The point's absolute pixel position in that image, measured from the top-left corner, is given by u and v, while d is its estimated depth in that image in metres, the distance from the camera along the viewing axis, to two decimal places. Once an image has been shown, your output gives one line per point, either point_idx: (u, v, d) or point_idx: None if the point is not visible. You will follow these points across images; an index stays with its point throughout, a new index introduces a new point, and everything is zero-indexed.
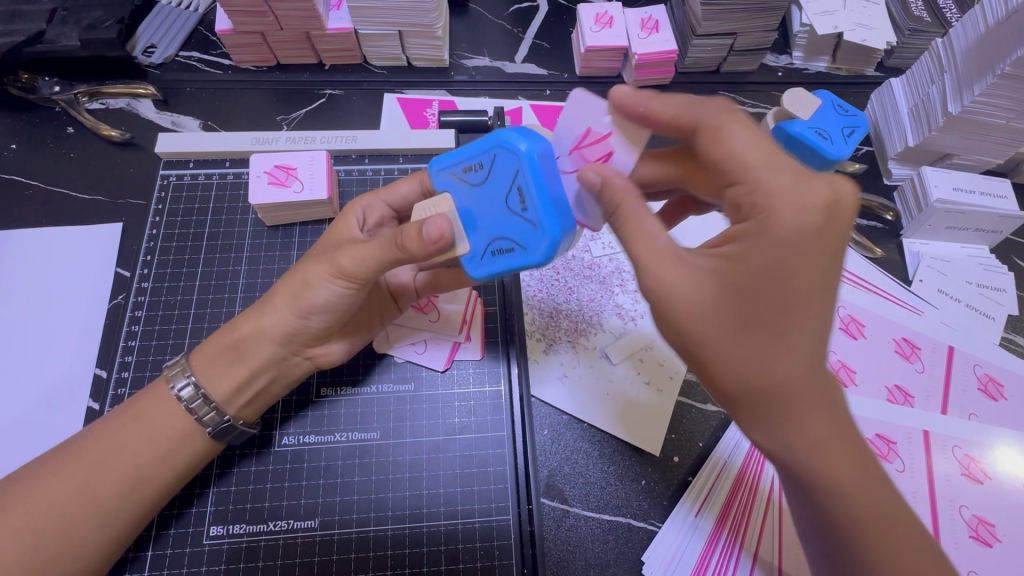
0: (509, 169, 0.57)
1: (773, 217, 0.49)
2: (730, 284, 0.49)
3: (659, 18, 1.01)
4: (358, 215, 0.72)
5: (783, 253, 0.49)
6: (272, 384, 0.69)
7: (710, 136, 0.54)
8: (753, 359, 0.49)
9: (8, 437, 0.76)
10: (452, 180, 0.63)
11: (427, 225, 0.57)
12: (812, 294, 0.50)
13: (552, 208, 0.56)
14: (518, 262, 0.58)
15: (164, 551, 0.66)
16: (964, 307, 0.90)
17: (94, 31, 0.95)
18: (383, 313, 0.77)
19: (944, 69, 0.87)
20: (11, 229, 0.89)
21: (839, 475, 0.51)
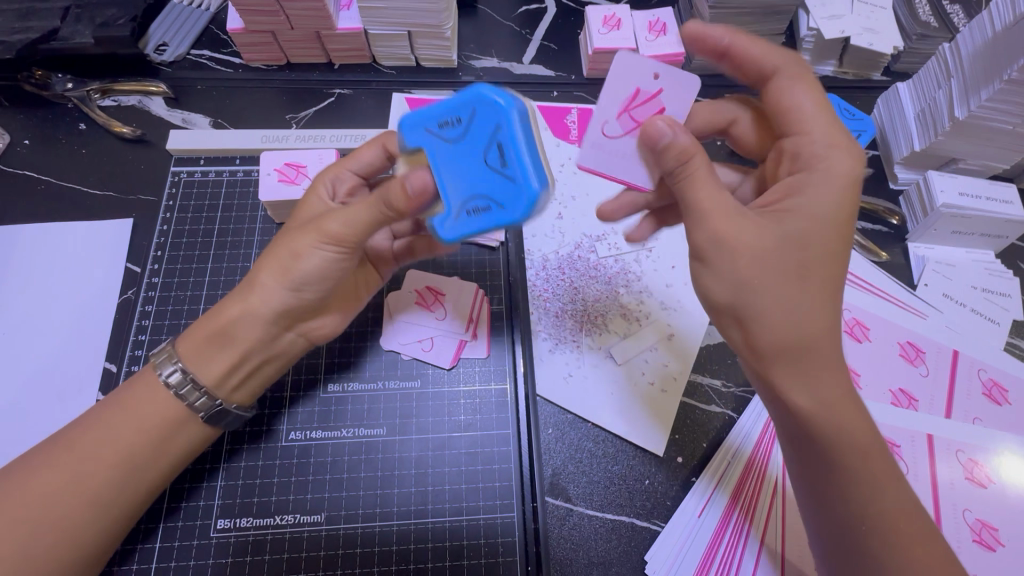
0: (488, 123, 0.56)
1: (824, 182, 0.57)
2: (777, 240, 0.56)
3: (666, 21, 1.02)
4: (327, 187, 0.73)
5: (821, 217, 0.56)
6: (265, 364, 0.68)
7: (778, 89, 0.62)
8: (796, 307, 0.55)
9: (18, 428, 0.77)
10: (427, 137, 0.60)
11: (410, 180, 0.59)
12: (839, 258, 0.57)
13: (530, 163, 0.55)
14: (494, 222, 0.57)
15: (172, 544, 0.67)
16: (969, 312, 0.90)
17: (107, 29, 0.96)
18: (367, 282, 0.78)
19: (951, 74, 0.88)
20: (23, 223, 0.90)
21: (852, 432, 0.57)
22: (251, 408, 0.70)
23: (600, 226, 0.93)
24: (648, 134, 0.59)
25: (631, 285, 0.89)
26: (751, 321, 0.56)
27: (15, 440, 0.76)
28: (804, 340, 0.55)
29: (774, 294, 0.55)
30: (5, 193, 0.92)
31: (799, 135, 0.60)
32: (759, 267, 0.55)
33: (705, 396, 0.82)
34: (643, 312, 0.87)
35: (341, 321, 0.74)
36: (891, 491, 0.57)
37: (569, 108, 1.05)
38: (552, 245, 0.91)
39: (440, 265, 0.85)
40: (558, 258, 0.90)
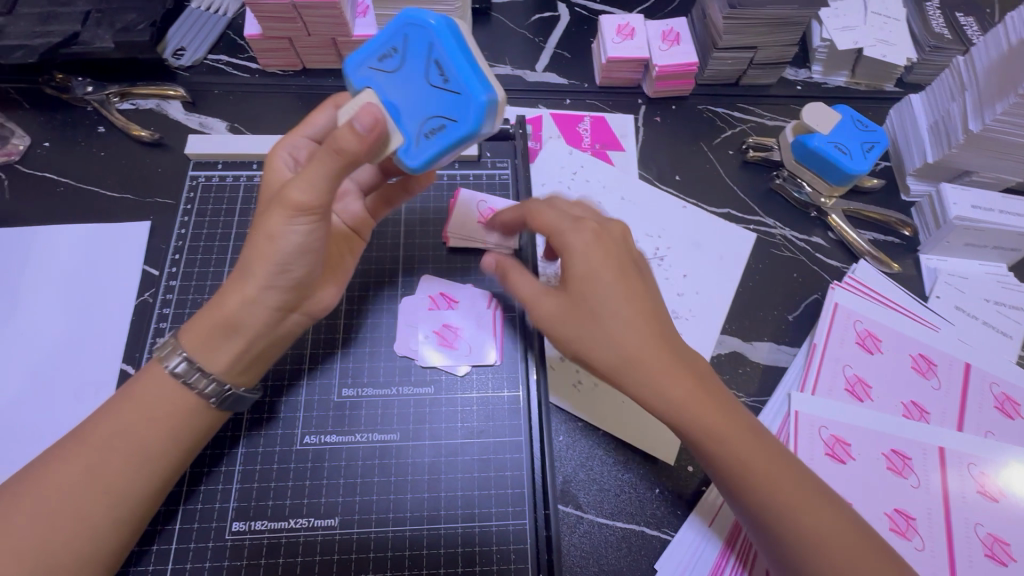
0: (426, 43, 0.60)
1: (587, 244, 0.65)
2: (579, 304, 0.64)
3: (679, 30, 1.02)
4: (287, 154, 0.74)
5: (589, 268, 0.64)
6: (269, 348, 0.69)
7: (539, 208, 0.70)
8: (608, 348, 0.63)
9: (37, 428, 0.78)
10: (372, 75, 0.63)
11: (357, 120, 0.57)
12: (579, 289, 0.64)
13: (474, 71, 0.58)
14: (454, 136, 0.60)
15: (187, 546, 0.68)
16: (981, 325, 0.90)
17: (127, 33, 0.97)
18: (349, 246, 0.80)
19: (966, 87, 0.88)
20: (42, 224, 0.92)
21: (728, 446, 0.62)
22: (256, 388, 0.72)
23: None
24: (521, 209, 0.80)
25: None
26: (609, 366, 0.63)
27: (33, 440, 0.77)
28: (659, 389, 0.63)
29: (597, 341, 0.63)
30: (25, 195, 0.93)
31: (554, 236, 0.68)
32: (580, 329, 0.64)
33: None
34: None
35: (337, 291, 0.76)
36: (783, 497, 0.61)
37: (582, 116, 1.06)
38: None
39: (453, 271, 0.86)
40: None
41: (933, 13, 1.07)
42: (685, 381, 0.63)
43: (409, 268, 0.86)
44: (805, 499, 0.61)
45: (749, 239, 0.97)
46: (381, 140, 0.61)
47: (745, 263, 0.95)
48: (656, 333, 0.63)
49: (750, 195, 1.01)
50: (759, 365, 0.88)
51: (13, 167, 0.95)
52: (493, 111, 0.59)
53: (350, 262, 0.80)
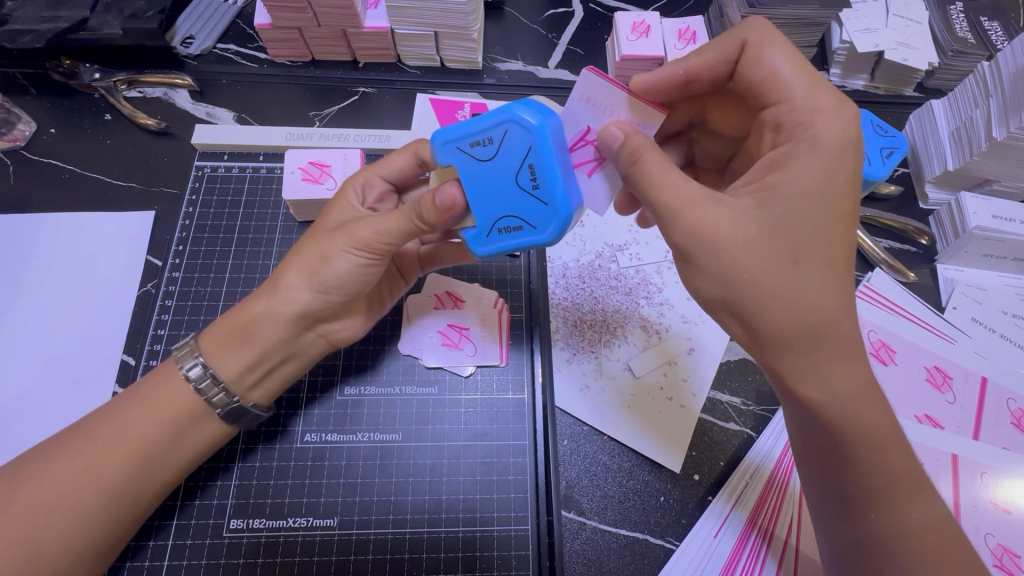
0: (523, 146, 0.56)
1: (819, 169, 0.53)
2: (771, 203, 0.53)
3: (696, 29, 1.01)
4: (356, 194, 0.72)
5: (818, 192, 0.53)
6: (285, 364, 0.68)
7: (750, 59, 0.59)
8: (796, 290, 0.52)
9: (30, 416, 0.77)
10: (458, 155, 0.60)
11: (438, 196, 0.59)
12: (814, 198, 0.53)
13: (566, 187, 0.57)
14: (530, 240, 0.59)
15: (184, 542, 0.67)
16: (999, 338, 0.88)
17: (135, 21, 0.96)
18: (393, 288, 0.78)
19: (990, 94, 0.86)
20: (46, 211, 0.91)
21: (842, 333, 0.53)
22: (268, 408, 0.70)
23: (622, 237, 0.93)
24: (604, 141, 0.57)
25: (651, 296, 0.88)
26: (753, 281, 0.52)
27: (31, 427, 0.76)
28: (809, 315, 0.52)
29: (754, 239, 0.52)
30: (28, 182, 0.93)
31: (782, 103, 0.58)
32: (753, 255, 0.52)
33: (724, 413, 0.81)
34: (663, 326, 0.86)
35: (361, 322, 0.74)
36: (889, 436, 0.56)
37: None
38: (572, 253, 0.91)
39: (460, 269, 0.85)
40: (579, 266, 0.90)
41: (956, 18, 1.05)
42: (815, 275, 0.53)
43: None
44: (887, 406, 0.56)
45: None
46: (455, 220, 0.61)
47: None
48: (813, 222, 0.53)
49: None
50: None
51: (17, 153, 0.94)
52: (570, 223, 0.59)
53: (390, 301, 0.78)
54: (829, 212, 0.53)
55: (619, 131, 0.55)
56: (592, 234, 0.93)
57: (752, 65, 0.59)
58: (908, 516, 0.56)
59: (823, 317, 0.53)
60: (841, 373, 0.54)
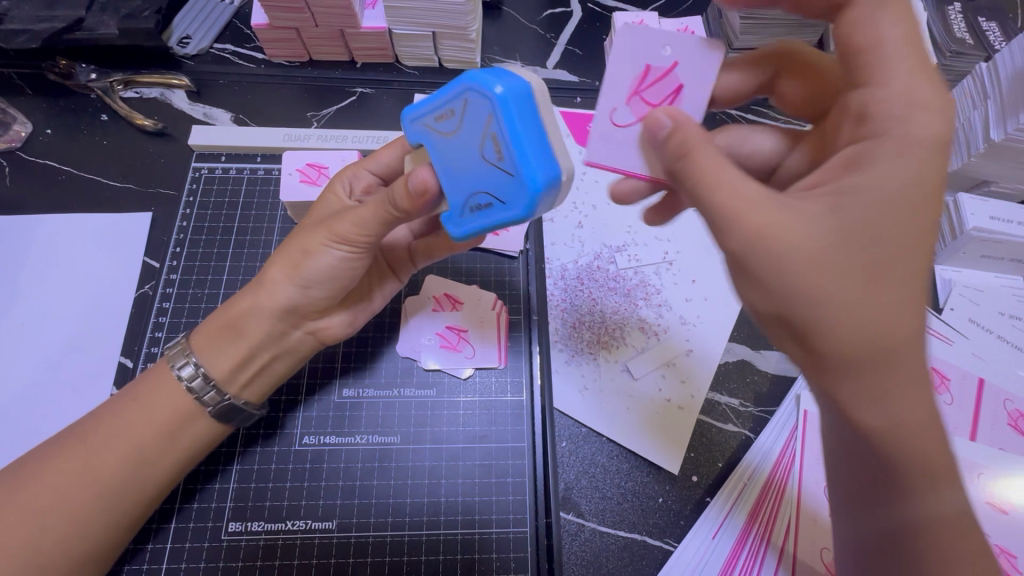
0: (482, 114, 0.53)
1: (902, 174, 0.48)
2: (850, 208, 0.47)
3: (695, 29, 1.00)
4: (344, 186, 0.73)
5: (899, 201, 0.47)
6: (272, 363, 0.68)
7: (848, 30, 0.51)
8: (868, 302, 0.46)
9: (26, 419, 0.77)
10: (429, 131, 0.59)
11: (411, 180, 0.57)
12: (893, 205, 0.47)
13: (530, 155, 0.51)
14: (499, 216, 0.56)
15: (182, 545, 0.67)
16: (996, 339, 0.88)
17: (131, 21, 0.95)
18: (383, 285, 0.78)
19: (988, 96, 0.86)
20: (43, 213, 0.90)
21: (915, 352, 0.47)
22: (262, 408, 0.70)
23: (620, 238, 0.93)
24: (650, 127, 0.55)
25: (650, 297, 0.88)
26: (816, 292, 0.46)
27: (29, 429, 0.76)
28: (886, 330, 0.46)
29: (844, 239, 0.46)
30: (25, 182, 0.92)
31: (870, 86, 0.51)
32: (827, 255, 0.46)
33: (721, 415, 0.81)
34: (661, 326, 0.86)
35: (346, 318, 0.73)
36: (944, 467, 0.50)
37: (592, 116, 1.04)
38: (571, 254, 0.91)
39: (459, 271, 0.85)
40: (577, 268, 0.90)
41: (954, 19, 1.05)
42: (886, 290, 0.46)
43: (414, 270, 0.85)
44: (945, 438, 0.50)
45: None
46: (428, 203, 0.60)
47: None
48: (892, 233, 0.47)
49: None
50: (768, 376, 0.84)
51: (14, 154, 0.94)
52: (548, 197, 0.53)
53: (379, 299, 0.78)
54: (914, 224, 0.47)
55: (670, 124, 0.53)
56: (591, 235, 0.93)
57: (848, 36, 0.51)
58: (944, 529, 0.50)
59: (895, 331, 0.46)
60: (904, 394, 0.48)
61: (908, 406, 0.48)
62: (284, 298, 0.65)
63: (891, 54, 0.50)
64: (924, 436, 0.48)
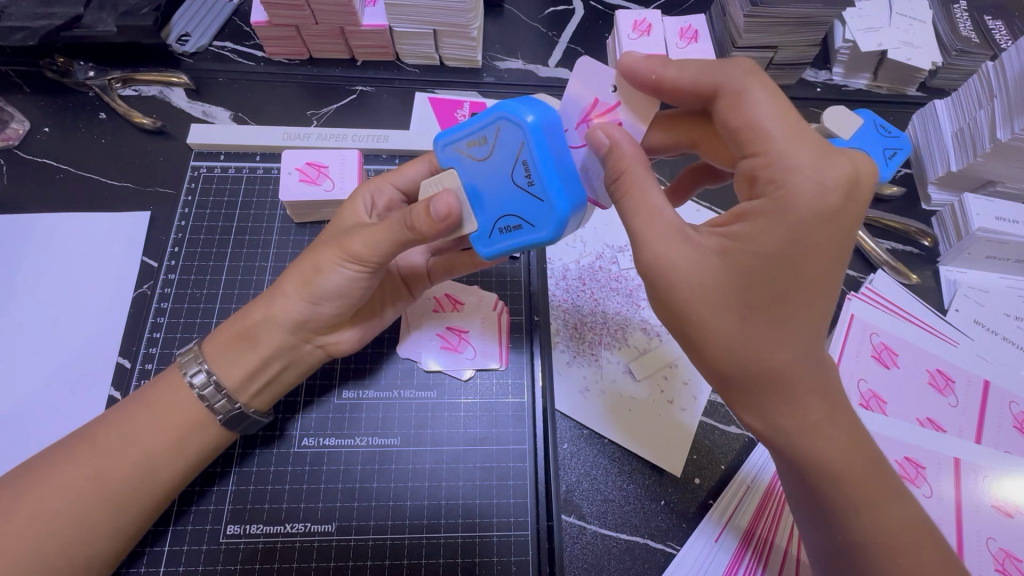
0: (515, 142, 0.55)
1: (784, 229, 0.49)
2: (736, 261, 0.51)
3: (698, 27, 0.99)
4: (366, 201, 0.71)
5: (792, 253, 0.50)
6: (283, 372, 0.68)
7: (728, 102, 0.53)
8: (751, 343, 0.51)
9: (23, 420, 0.76)
10: (457, 156, 0.61)
11: (433, 203, 0.57)
12: (789, 255, 0.50)
13: (563, 182, 0.54)
14: (526, 239, 0.57)
15: (181, 548, 0.66)
16: (1001, 340, 0.87)
17: (130, 18, 0.94)
18: (396, 300, 0.77)
19: (994, 95, 0.85)
20: (41, 212, 0.90)
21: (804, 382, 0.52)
22: (268, 414, 0.70)
23: (622, 238, 0.92)
24: (592, 146, 0.56)
25: None
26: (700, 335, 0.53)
27: (26, 430, 0.76)
28: (768, 363, 0.52)
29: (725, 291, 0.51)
30: (23, 181, 0.91)
31: (757, 155, 0.51)
32: (712, 301, 0.51)
33: (724, 417, 0.80)
34: (663, 328, 0.85)
35: (356, 333, 0.72)
36: (857, 484, 0.54)
37: None
38: (572, 254, 0.90)
39: (460, 271, 0.84)
40: (578, 268, 0.89)
41: (960, 17, 1.04)
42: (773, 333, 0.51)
43: None
44: (860, 456, 0.54)
45: None
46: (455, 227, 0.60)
47: None
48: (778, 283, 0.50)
49: None
50: None
51: (12, 152, 0.93)
52: (575, 221, 0.56)
53: (392, 313, 0.76)
54: (804, 272, 0.50)
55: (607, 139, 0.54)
56: (593, 235, 0.92)
57: (730, 110, 0.53)
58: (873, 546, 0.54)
59: (775, 364, 0.52)
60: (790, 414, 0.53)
61: (801, 425, 0.53)
62: (293, 310, 0.65)
63: (766, 123, 0.51)
64: (825, 449, 0.53)
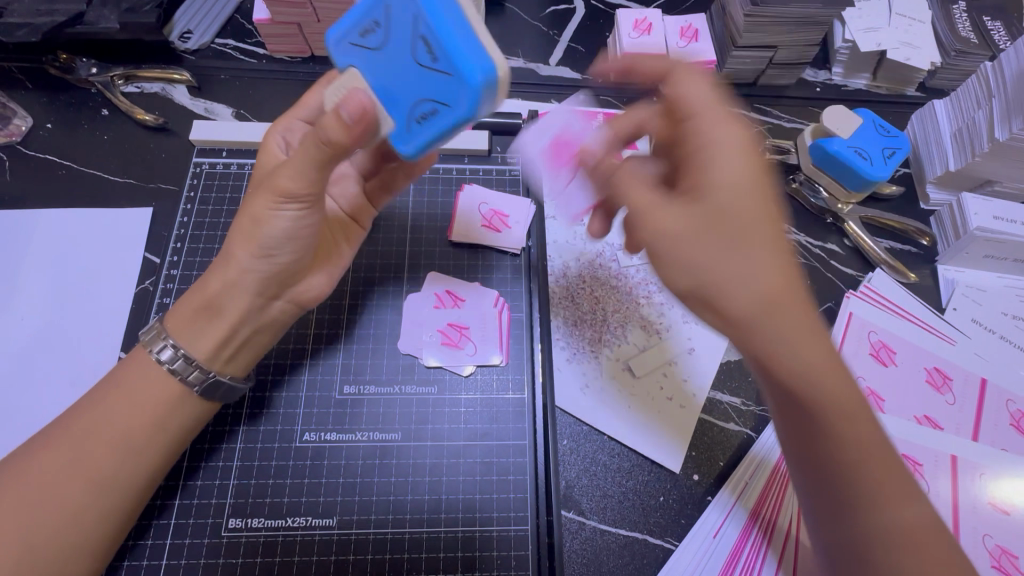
0: (409, 12, 0.49)
1: (733, 167, 0.55)
2: (713, 210, 0.54)
3: (698, 27, 1.00)
4: (279, 141, 0.73)
5: (743, 196, 0.54)
6: (254, 337, 0.67)
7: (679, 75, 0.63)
8: (728, 276, 0.53)
9: (26, 413, 0.77)
10: (352, 52, 0.55)
11: (343, 108, 0.53)
12: (716, 209, 0.54)
13: (465, 46, 0.47)
14: (446, 122, 0.51)
15: (182, 541, 0.66)
16: (999, 339, 0.88)
17: (132, 15, 0.94)
18: (348, 235, 0.79)
19: (993, 94, 0.86)
20: (43, 207, 0.90)
21: (785, 333, 0.52)
22: (247, 377, 0.69)
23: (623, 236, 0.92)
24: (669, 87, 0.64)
25: (652, 296, 0.88)
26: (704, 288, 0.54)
27: (28, 425, 0.76)
28: (745, 301, 0.52)
29: (733, 237, 0.53)
30: (25, 176, 0.92)
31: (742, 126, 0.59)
32: (698, 245, 0.54)
33: (723, 414, 0.81)
34: (663, 325, 0.86)
35: (328, 279, 0.74)
36: (875, 459, 0.52)
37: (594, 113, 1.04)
38: (573, 252, 0.91)
39: (461, 268, 0.85)
40: (579, 267, 0.89)
41: (959, 17, 1.04)
42: (766, 276, 0.53)
43: (416, 265, 0.84)
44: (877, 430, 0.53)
45: None
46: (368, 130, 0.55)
47: None
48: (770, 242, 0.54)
49: None
50: None
51: (14, 148, 0.93)
52: (494, 92, 0.49)
53: (349, 247, 0.78)
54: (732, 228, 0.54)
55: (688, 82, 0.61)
56: None
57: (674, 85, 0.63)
58: (895, 536, 0.50)
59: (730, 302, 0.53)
60: (816, 381, 0.52)
61: (818, 375, 0.52)
62: (253, 272, 0.64)
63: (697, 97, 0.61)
64: (842, 408, 0.52)
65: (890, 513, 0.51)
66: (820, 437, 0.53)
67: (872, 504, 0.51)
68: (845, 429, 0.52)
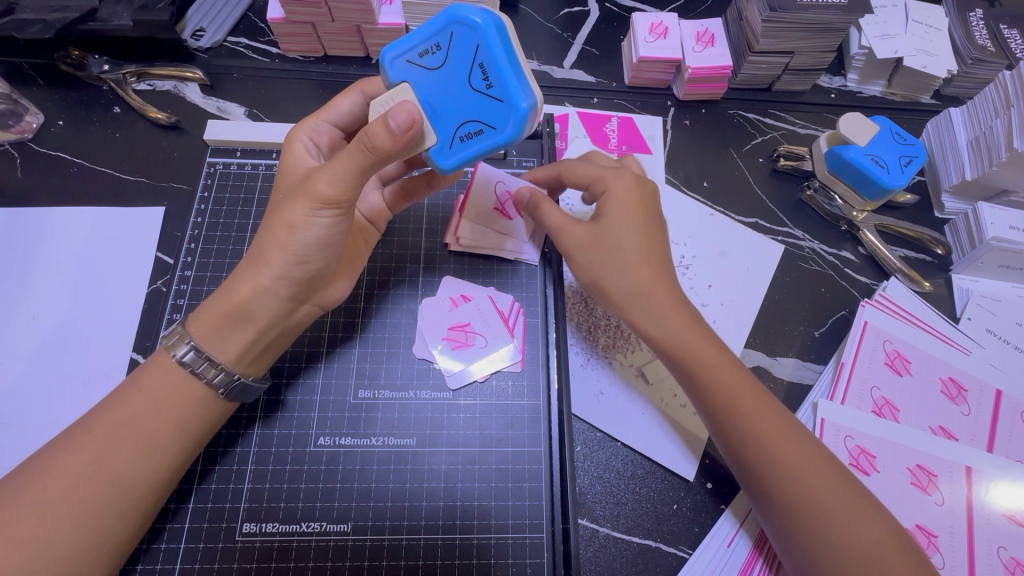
0: (470, 45, 0.57)
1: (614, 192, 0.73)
2: (610, 237, 0.71)
3: (715, 32, 0.99)
4: (307, 140, 0.72)
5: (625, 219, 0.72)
6: (279, 339, 0.67)
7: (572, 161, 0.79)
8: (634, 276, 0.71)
9: (37, 413, 0.76)
10: (408, 68, 0.59)
11: (394, 117, 0.55)
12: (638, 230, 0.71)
13: (517, 82, 0.57)
14: (491, 141, 0.59)
15: (197, 544, 0.66)
16: (1012, 349, 0.88)
17: (146, 12, 0.94)
18: (366, 240, 0.79)
19: (1012, 104, 0.85)
20: (55, 205, 0.89)
21: (698, 350, 0.69)
22: (264, 379, 0.69)
23: None
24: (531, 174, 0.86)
25: None
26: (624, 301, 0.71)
27: (40, 426, 0.75)
28: (655, 323, 0.71)
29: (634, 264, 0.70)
30: (37, 173, 0.91)
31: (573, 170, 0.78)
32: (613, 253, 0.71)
33: None
34: None
35: (349, 285, 0.74)
36: (796, 464, 0.65)
37: (609, 117, 1.03)
38: None
39: (475, 272, 0.84)
40: None
41: (976, 24, 1.04)
42: (670, 306, 0.70)
43: (431, 269, 0.84)
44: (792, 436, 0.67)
45: (777, 251, 0.95)
46: (414, 142, 0.59)
47: (772, 274, 0.93)
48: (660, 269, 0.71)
49: (780, 207, 0.99)
50: (784, 382, 0.86)
51: (25, 145, 0.93)
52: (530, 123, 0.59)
53: (366, 251, 0.78)
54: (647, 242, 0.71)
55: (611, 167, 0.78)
56: None
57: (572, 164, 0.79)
58: (841, 541, 0.61)
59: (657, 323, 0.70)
60: (740, 402, 0.68)
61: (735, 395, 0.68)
62: (286, 277, 0.64)
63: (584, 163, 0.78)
64: (760, 423, 0.67)
65: (828, 513, 0.62)
66: (756, 454, 0.66)
67: (813, 517, 0.62)
68: (771, 444, 0.66)
